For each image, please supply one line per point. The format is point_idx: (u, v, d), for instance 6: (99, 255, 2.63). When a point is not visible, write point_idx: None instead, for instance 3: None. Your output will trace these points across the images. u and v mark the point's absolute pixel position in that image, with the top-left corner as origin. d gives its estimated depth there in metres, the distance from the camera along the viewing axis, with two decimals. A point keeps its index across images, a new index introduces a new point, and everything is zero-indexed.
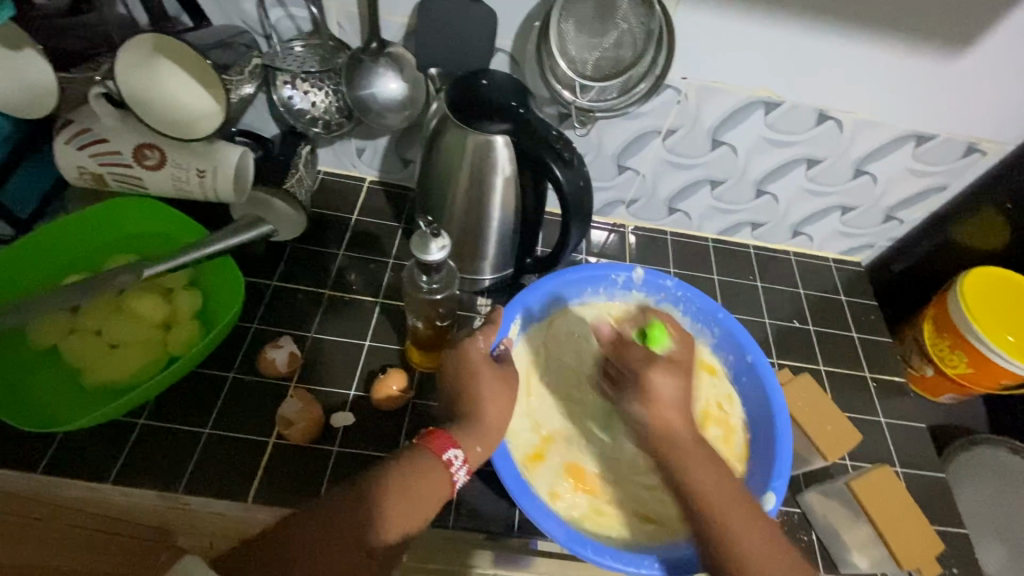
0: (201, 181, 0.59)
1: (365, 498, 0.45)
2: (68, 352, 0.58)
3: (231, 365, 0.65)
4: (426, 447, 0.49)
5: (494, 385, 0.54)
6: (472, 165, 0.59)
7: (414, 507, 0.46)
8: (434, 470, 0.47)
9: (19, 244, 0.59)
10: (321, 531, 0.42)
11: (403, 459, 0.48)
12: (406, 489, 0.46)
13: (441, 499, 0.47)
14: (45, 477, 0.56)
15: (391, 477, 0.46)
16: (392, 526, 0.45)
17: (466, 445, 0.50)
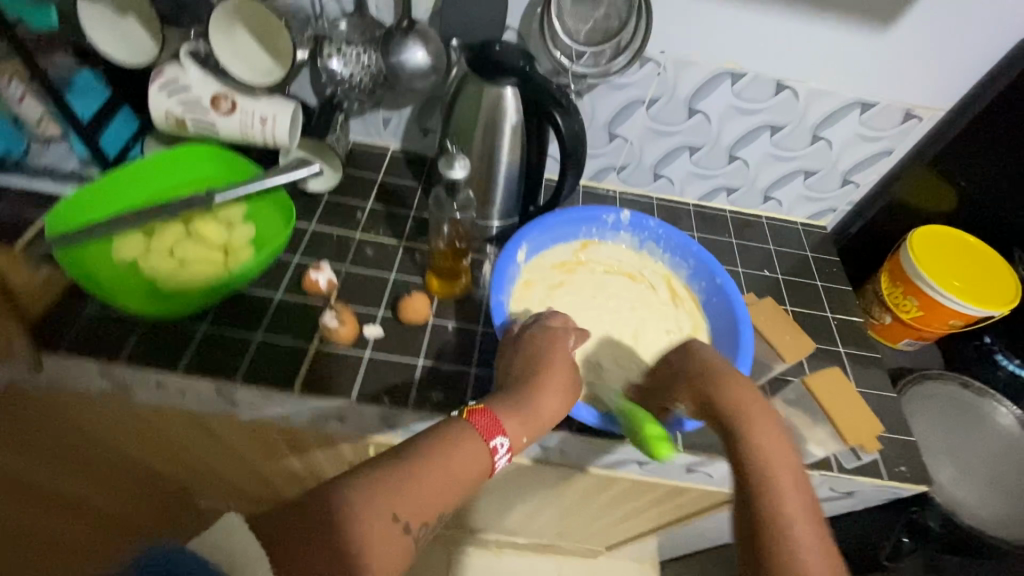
0: (263, 126, 0.71)
1: (404, 472, 0.49)
2: (146, 266, 0.70)
3: (278, 287, 0.75)
4: (478, 428, 0.54)
5: (557, 380, 0.60)
6: (485, 116, 0.71)
7: (454, 488, 0.51)
8: (480, 448, 0.53)
9: (109, 176, 0.71)
10: (362, 500, 0.46)
11: (449, 434, 0.53)
12: (451, 469, 0.51)
13: (477, 482, 0.52)
14: (125, 365, 0.66)
15: (431, 454, 0.51)
16: (427, 506, 0.49)
17: (512, 434, 0.55)
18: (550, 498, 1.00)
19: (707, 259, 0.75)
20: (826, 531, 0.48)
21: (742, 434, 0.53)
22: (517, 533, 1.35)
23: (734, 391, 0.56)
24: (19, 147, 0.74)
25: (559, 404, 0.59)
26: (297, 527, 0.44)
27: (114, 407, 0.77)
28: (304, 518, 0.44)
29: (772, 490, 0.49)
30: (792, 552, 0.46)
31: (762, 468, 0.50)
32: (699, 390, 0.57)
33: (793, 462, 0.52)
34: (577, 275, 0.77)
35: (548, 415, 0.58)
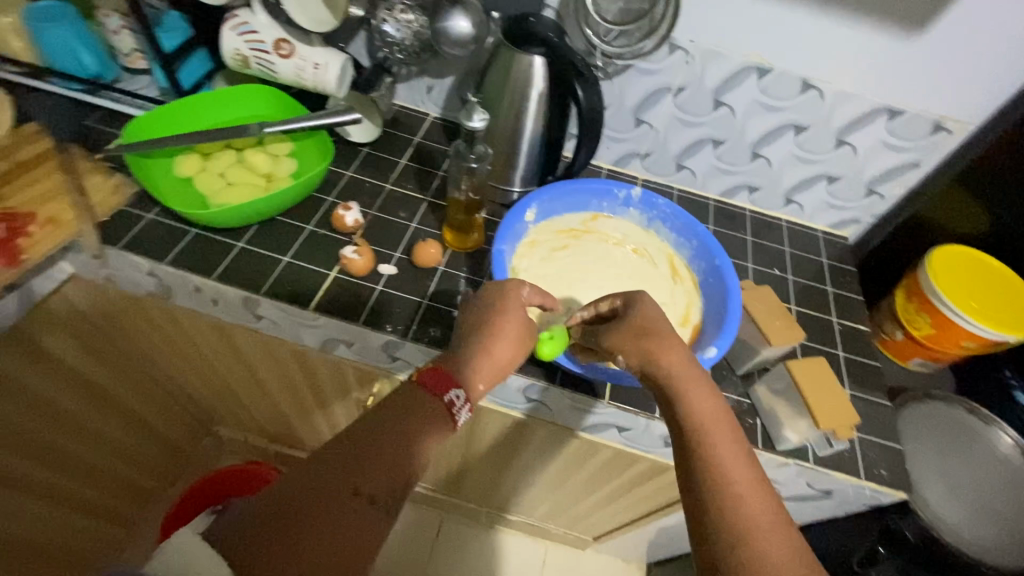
0: (315, 72, 0.79)
1: (359, 448, 0.52)
2: (200, 182, 0.79)
3: (309, 220, 0.83)
4: (433, 385, 0.59)
5: (512, 332, 0.64)
6: (514, 81, 0.77)
7: (411, 447, 0.54)
8: (435, 406, 0.57)
9: (182, 102, 0.82)
10: (323, 485, 0.48)
11: (399, 400, 0.57)
12: (407, 427, 0.55)
13: (439, 437, 0.56)
14: (170, 265, 0.75)
15: (383, 423, 0.55)
16: (391, 472, 0.52)
17: (467, 386, 0.60)
18: (536, 464, 1.03)
19: (709, 241, 0.77)
20: (755, 466, 0.53)
21: (676, 390, 0.58)
22: (507, 506, 1.39)
23: (665, 349, 0.61)
24: (110, 74, 0.88)
25: (513, 354, 0.64)
26: (259, 525, 0.44)
27: (156, 312, 0.87)
28: (264, 515, 0.44)
29: (703, 432, 0.55)
30: (727, 489, 0.51)
31: (698, 436, 0.54)
32: (635, 347, 0.62)
33: (725, 412, 0.57)
34: (582, 242, 0.82)
35: (504, 363, 0.64)
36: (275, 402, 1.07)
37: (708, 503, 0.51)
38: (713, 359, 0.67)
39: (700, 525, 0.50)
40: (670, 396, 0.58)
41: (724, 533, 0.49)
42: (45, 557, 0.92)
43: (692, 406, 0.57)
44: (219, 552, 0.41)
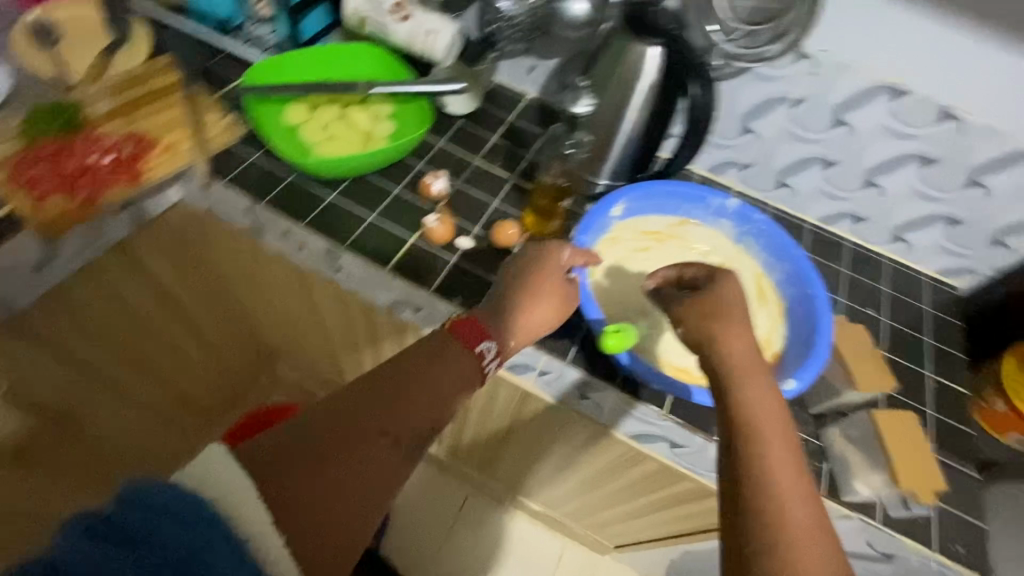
0: (425, 38, 0.84)
1: (384, 390, 0.57)
2: (305, 129, 0.83)
3: (396, 183, 0.85)
4: (464, 337, 0.63)
5: (549, 300, 0.68)
6: (622, 70, 0.73)
7: (435, 393, 0.59)
8: (466, 355, 0.62)
9: (302, 53, 0.86)
10: (349, 421, 0.52)
11: (429, 351, 0.61)
12: (433, 373, 0.59)
13: (464, 388, 0.61)
14: (267, 206, 0.81)
15: (410, 368, 0.59)
16: (415, 416, 0.56)
17: (498, 340, 0.65)
18: (573, 460, 1.02)
19: (804, 268, 0.73)
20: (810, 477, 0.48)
21: (731, 386, 0.54)
22: (532, 495, 1.39)
23: (735, 357, 0.56)
24: None
25: (552, 311, 0.68)
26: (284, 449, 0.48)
27: (237, 249, 0.91)
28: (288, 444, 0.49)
29: (756, 430, 0.50)
30: (769, 491, 0.46)
31: (750, 430, 0.50)
32: (700, 341, 0.58)
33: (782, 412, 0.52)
34: (667, 247, 0.79)
35: (542, 324, 0.68)
36: (333, 350, 1.11)
37: (746, 503, 0.46)
38: (791, 392, 0.64)
39: (736, 521, 0.46)
40: (726, 391, 0.54)
41: (755, 536, 0.45)
42: (104, 452, 1.01)
43: (752, 404, 0.52)
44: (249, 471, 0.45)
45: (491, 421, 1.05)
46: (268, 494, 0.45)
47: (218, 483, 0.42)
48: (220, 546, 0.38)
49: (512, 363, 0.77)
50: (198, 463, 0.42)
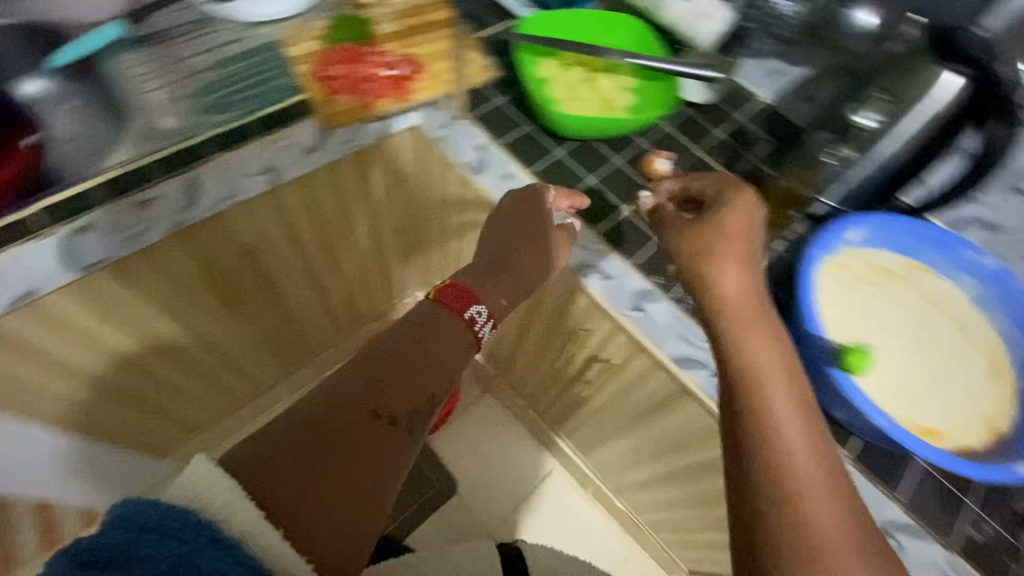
0: (704, 21, 0.88)
1: (373, 377, 0.68)
2: (553, 80, 0.86)
3: (617, 154, 0.87)
4: (456, 305, 0.77)
5: (537, 254, 0.82)
6: (921, 96, 0.73)
7: (428, 367, 0.71)
8: (459, 320, 0.76)
9: (566, 14, 0.91)
10: (336, 408, 0.64)
11: (419, 318, 0.75)
12: (427, 343, 0.72)
13: (455, 360, 0.74)
14: (500, 147, 0.87)
15: (401, 351, 0.71)
16: (404, 398, 0.68)
17: (488, 303, 0.80)
18: (697, 474, 1.00)
19: None
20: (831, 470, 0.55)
21: (747, 375, 0.60)
22: (625, 488, 1.39)
23: None
24: None
25: (535, 267, 0.82)
26: (273, 451, 0.58)
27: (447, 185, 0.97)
28: (278, 447, 0.58)
29: (761, 418, 0.57)
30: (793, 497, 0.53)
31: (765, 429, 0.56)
32: None
33: (781, 355, 0.61)
34: (892, 289, 0.75)
35: (540, 264, 0.82)
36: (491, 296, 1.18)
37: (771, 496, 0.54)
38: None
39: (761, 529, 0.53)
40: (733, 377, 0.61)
41: (775, 524, 0.52)
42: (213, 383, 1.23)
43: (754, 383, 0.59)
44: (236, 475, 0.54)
45: (621, 407, 1.06)
46: (263, 492, 0.54)
47: (203, 490, 0.51)
48: (203, 550, 0.47)
49: (680, 357, 0.79)
50: (190, 485, 0.51)
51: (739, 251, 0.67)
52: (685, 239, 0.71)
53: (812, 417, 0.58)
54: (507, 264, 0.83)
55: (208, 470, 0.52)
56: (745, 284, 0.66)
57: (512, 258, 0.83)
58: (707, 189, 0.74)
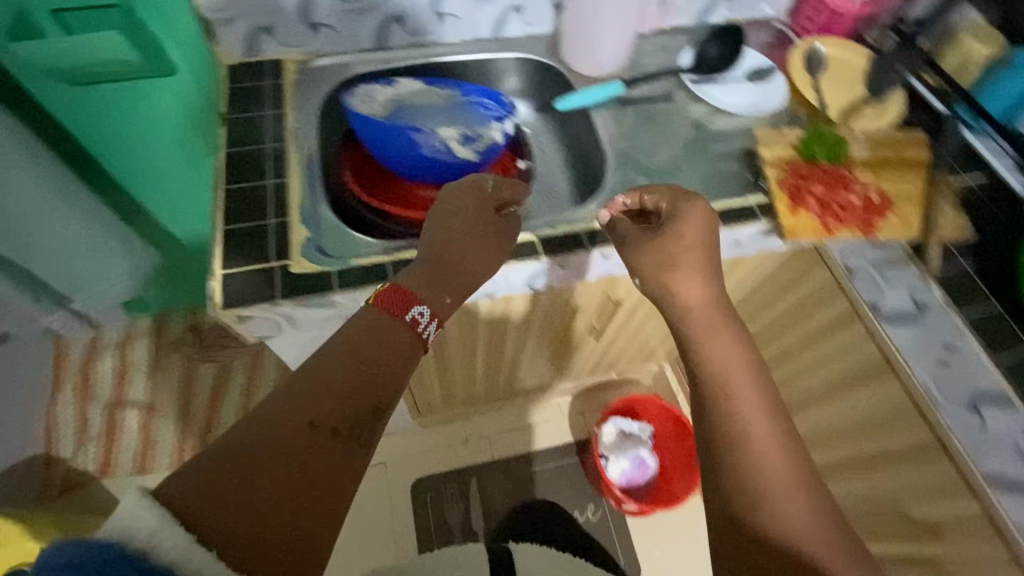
0: None
1: (316, 394, 0.60)
2: None
3: None
4: (391, 306, 0.66)
5: (454, 201, 0.74)
6: None
7: (371, 364, 0.62)
8: (398, 323, 0.66)
9: None
10: (278, 429, 0.57)
11: (364, 324, 0.65)
12: (370, 341, 0.63)
13: (402, 364, 0.64)
14: (959, 320, 0.80)
15: (357, 365, 0.62)
16: (352, 405, 0.61)
17: (433, 303, 0.69)
18: None
19: None
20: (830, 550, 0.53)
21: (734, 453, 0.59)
22: None
23: None
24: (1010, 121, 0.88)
25: (490, 254, 0.74)
26: (215, 482, 0.52)
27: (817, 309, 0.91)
28: (216, 475, 0.53)
29: (754, 505, 0.56)
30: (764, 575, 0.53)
31: (743, 509, 0.57)
32: None
33: (745, 366, 0.64)
34: None
35: (483, 238, 0.74)
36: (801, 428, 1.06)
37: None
38: None
39: None
40: (723, 480, 0.59)
41: None
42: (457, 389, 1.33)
43: (756, 469, 0.58)
44: (167, 506, 0.50)
45: None
46: (189, 521, 0.50)
47: (129, 524, 0.47)
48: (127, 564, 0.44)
49: None
50: (122, 517, 0.47)
51: (697, 261, 0.69)
52: (647, 253, 0.71)
53: (780, 421, 0.61)
54: (460, 266, 0.72)
55: (144, 508, 0.48)
56: (706, 293, 0.68)
57: (460, 259, 0.72)
58: (662, 203, 0.75)
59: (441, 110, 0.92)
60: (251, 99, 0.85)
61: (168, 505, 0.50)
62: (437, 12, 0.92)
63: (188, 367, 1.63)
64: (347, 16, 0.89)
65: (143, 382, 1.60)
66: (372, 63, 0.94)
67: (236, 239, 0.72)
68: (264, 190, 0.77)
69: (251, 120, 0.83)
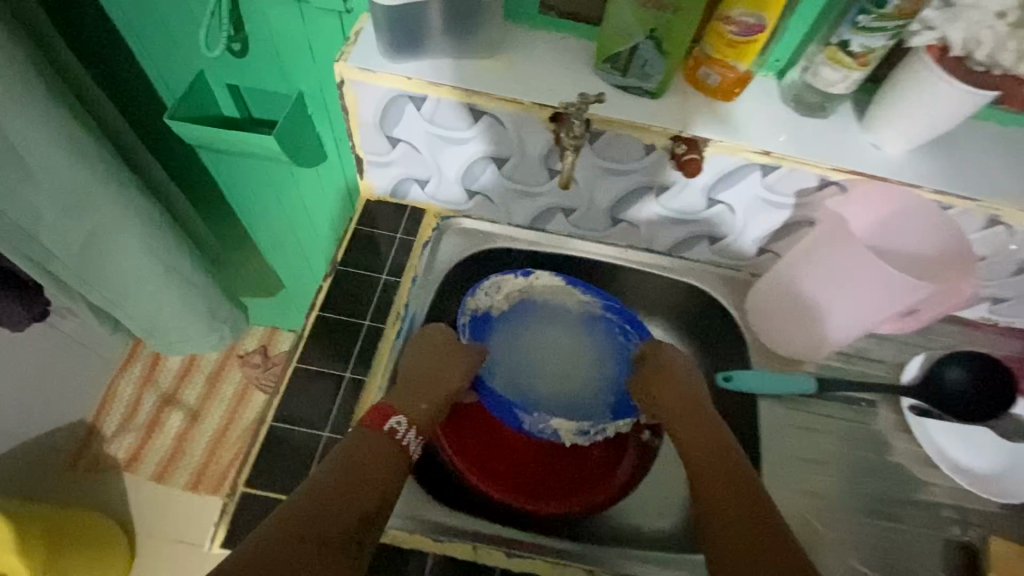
0: None
1: (304, 507, 0.47)
2: None
3: None
4: (369, 422, 0.56)
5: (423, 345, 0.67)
6: None
7: (359, 478, 0.51)
8: (384, 440, 0.55)
9: None
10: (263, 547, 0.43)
11: (344, 449, 0.53)
12: (359, 458, 0.52)
13: (391, 475, 0.53)
14: None
15: (347, 470, 0.51)
16: (349, 508, 0.48)
17: (412, 405, 0.60)
18: None
19: None
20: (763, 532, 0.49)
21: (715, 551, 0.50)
22: None
23: None
24: None
25: (458, 371, 0.66)
26: None
27: None
28: None
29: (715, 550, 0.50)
30: None
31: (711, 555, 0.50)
32: None
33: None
34: None
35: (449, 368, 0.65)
36: None
37: None
38: None
39: None
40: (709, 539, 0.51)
41: None
42: None
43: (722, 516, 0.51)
44: None
45: None
46: None
47: None
48: None
49: None
50: None
51: (699, 405, 0.63)
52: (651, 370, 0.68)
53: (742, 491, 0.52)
54: (437, 378, 0.64)
55: None
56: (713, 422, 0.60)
57: (432, 373, 0.64)
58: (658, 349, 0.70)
59: (566, 331, 0.76)
60: (372, 257, 0.76)
61: None
62: (612, 217, 0.75)
63: (244, 387, 1.59)
64: (509, 196, 0.74)
65: (199, 387, 1.58)
66: (520, 240, 0.80)
67: (280, 442, 0.63)
68: (335, 387, 0.66)
69: (365, 282, 0.74)
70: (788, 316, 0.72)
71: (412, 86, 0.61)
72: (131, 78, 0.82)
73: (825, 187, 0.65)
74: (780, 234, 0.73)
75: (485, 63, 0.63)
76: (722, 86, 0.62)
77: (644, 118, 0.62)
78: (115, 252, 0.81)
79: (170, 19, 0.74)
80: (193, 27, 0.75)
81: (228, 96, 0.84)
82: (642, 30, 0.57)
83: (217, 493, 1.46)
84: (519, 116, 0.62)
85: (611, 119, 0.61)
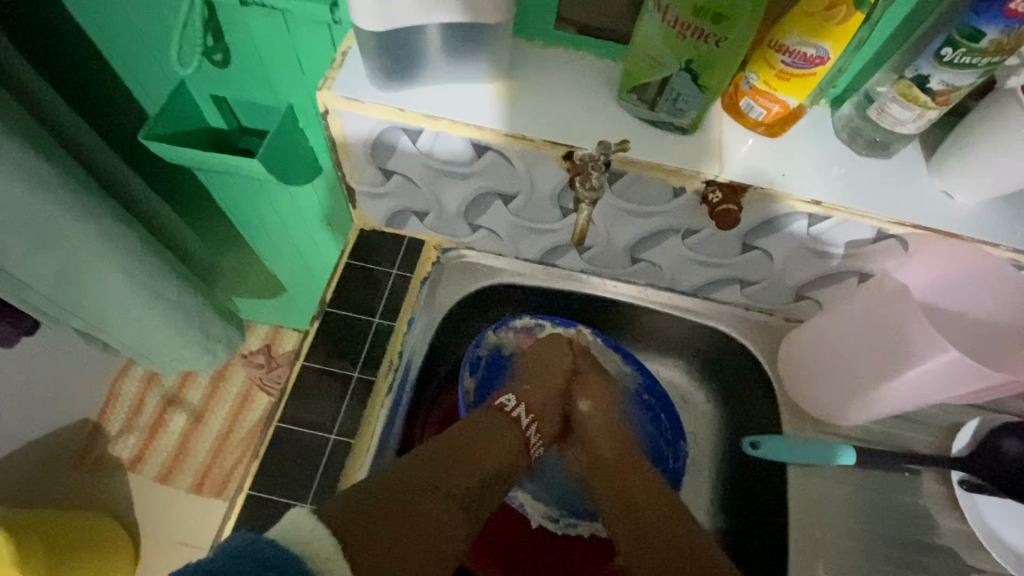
0: None
1: (437, 456, 0.52)
2: None
3: None
4: (493, 412, 0.59)
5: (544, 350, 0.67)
6: None
7: (485, 443, 0.55)
8: (507, 426, 0.58)
9: None
10: (405, 471, 0.49)
11: (479, 427, 0.56)
12: (483, 431, 0.56)
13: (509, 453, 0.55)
14: None
15: (477, 439, 0.55)
16: (473, 467, 0.52)
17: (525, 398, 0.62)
18: None
19: None
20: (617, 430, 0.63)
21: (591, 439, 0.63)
22: None
23: None
24: None
25: (568, 369, 0.66)
26: (364, 511, 0.44)
27: None
28: (363, 503, 0.45)
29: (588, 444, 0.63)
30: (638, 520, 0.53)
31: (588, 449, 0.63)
32: None
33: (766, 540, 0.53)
34: None
35: (557, 369, 0.66)
36: None
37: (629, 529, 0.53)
38: None
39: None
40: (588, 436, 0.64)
41: None
42: None
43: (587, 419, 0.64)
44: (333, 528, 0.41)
45: None
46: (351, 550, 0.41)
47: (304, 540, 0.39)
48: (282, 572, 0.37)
49: None
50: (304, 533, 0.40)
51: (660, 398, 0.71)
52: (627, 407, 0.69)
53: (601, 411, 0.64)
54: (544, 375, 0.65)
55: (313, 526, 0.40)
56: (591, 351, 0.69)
57: (540, 379, 0.64)
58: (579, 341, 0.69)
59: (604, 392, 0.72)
60: (364, 294, 0.68)
61: (338, 528, 0.42)
62: (631, 256, 0.67)
63: (248, 389, 1.49)
64: (518, 231, 0.67)
65: (203, 387, 1.49)
66: (531, 278, 0.72)
67: (259, 513, 0.57)
68: (319, 454, 0.60)
69: (354, 324, 0.67)
70: (819, 380, 0.64)
71: (405, 118, 0.54)
72: (105, 88, 0.75)
73: (881, 239, 0.56)
74: (822, 281, 0.64)
75: (491, 90, 0.55)
76: (766, 120, 0.54)
77: (675, 160, 0.53)
78: (95, 278, 0.75)
79: (142, 25, 0.66)
80: (168, 35, 0.67)
81: (212, 107, 0.77)
82: (677, 61, 0.48)
83: (220, 496, 1.39)
84: (528, 153, 0.54)
85: (634, 160, 0.53)
